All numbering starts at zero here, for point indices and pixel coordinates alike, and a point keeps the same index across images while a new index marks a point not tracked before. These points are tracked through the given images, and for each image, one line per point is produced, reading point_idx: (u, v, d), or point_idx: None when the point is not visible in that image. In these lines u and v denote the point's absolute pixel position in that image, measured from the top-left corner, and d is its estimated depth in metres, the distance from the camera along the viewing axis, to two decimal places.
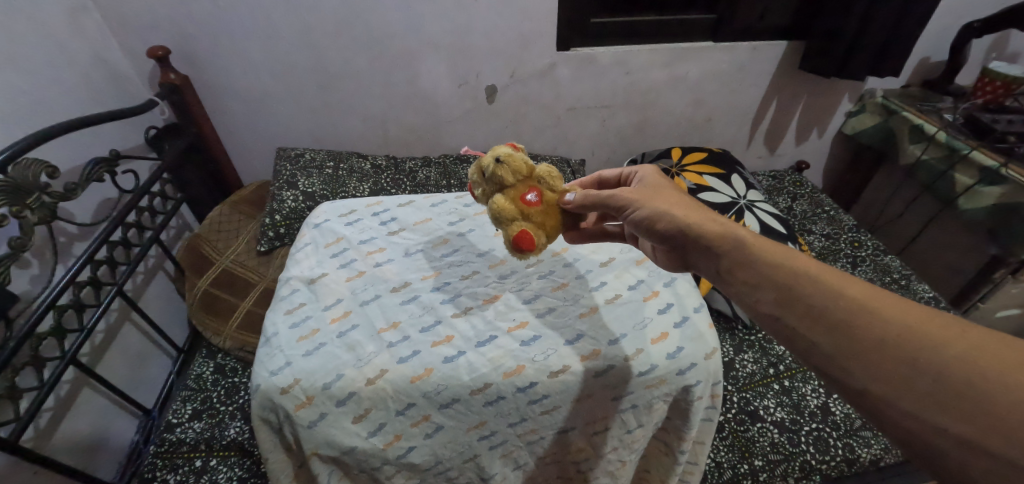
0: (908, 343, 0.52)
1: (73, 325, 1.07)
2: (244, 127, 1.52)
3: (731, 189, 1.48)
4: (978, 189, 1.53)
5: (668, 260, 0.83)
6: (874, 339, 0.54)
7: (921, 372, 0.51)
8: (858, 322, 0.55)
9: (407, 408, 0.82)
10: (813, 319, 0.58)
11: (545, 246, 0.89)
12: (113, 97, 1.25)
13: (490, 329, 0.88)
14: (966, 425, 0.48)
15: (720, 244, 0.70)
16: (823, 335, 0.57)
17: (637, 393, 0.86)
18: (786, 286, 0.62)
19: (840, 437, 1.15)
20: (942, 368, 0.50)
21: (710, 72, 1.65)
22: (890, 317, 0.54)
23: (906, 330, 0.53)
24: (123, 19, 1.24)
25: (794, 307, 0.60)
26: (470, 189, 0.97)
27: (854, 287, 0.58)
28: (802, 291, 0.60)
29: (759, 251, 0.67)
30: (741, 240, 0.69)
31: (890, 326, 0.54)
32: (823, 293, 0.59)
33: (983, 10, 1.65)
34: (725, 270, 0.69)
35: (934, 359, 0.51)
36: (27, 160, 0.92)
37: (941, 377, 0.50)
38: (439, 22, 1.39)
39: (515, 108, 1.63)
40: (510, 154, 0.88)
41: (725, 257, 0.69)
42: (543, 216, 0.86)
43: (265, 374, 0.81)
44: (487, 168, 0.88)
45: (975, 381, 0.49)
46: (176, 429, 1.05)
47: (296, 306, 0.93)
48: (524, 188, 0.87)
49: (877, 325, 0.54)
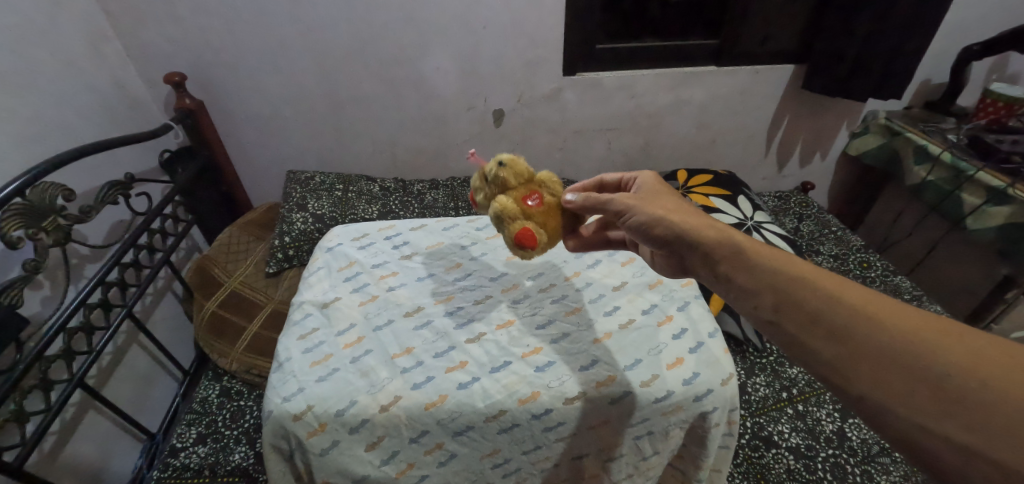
0: (907, 349, 0.51)
1: (81, 347, 1.06)
2: (255, 150, 1.53)
3: (738, 210, 1.49)
4: (987, 209, 1.51)
5: (668, 264, 0.82)
6: (872, 346, 0.53)
7: (917, 378, 0.50)
8: (855, 329, 0.54)
9: (421, 436, 0.80)
10: (811, 327, 0.57)
11: (547, 247, 0.89)
12: (129, 122, 1.27)
13: (505, 355, 0.88)
14: (965, 431, 0.47)
15: (720, 252, 0.69)
16: (822, 340, 0.56)
17: (654, 420, 0.85)
18: (786, 293, 0.61)
19: (858, 464, 1.12)
20: (939, 372, 0.49)
21: (714, 95, 1.67)
22: (889, 324, 0.53)
23: (904, 336, 0.52)
24: (142, 46, 1.28)
25: (796, 314, 0.59)
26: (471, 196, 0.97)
27: (853, 295, 0.57)
28: (801, 296, 0.60)
29: (756, 258, 0.66)
30: (739, 246, 0.68)
31: (887, 330, 0.53)
32: (823, 300, 0.58)
33: (981, 34, 1.68)
34: (724, 277, 0.68)
35: (929, 364, 0.50)
36: (45, 184, 0.93)
37: (937, 382, 0.49)
38: (449, 49, 1.42)
39: (522, 131, 1.65)
40: (512, 159, 0.90)
41: (723, 262, 0.68)
42: (545, 215, 0.87)
43: (278, 400, 0.81)
44: (490, 172, 0.89)
45: (973, 387, 0.48)
46: (180, 454, 1.04)
47: (310, 331, 0.92)
48: (525, 191, 0.88)
49: (874, 330, 0.53)
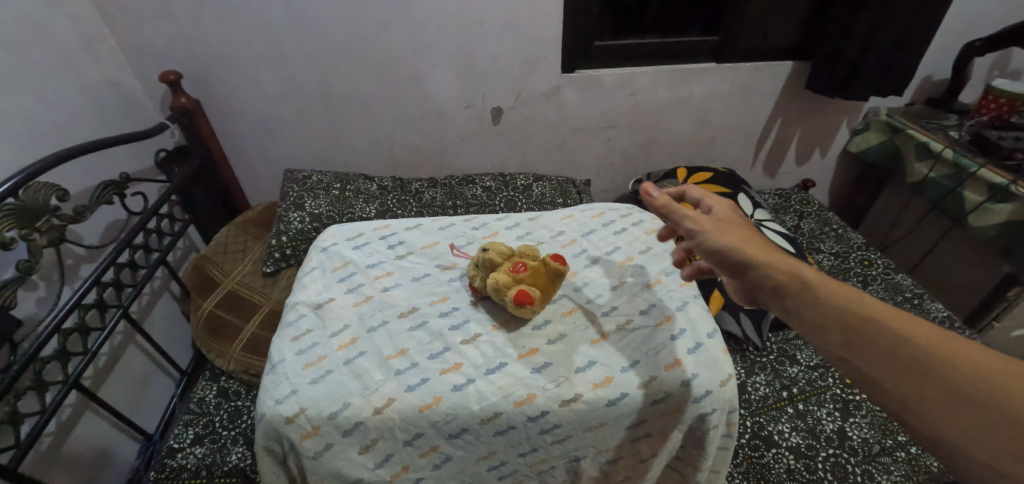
0: (978, 388, 0.52)
1: (77, 348, 1.06)
2: (251, 148, 1.52)
3: (738, 208, 1.48)
4: (989, 206, 1.50)
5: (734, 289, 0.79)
6: (944, 383, 0.53)
7: (987, 418, 0.50)
8: (932, 367, 0.54)
9: (415, 439, 0.80)
10: (880, 361, 0.57)
11: (545, 305, 0.94)
12: (125, 121, 1.26)
13: (500, 356, 0.87)
14: None
15: (787, 282, 0.67)
16: (895, 376, 0.56)
17: (653, 422, 0.84)
18: (854, 325, 0.60)
19: (859, 463, 1.11)
20: (1011, 412, 0.50)
21: (714, 92, 1.66)
22: (960, 362, 0.54)
23: (980, 377, 0.52)
24: (137, 45, 1.27)
25: (866, 349, 0.58)
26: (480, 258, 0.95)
27: (923, 331, 0.57)
28: (868, 330, 0.59)
29: (823, 290, 0.64)
30: (804, 278, 0.66)
31: (956, 371, 0.53)
32: (893, 336, 0.57)
33: (984, 29, 1.66)
34: (792, 309, 0.67)
35: (1000, 404, 0.50)
36: (39, 183, 0.92)
37: (1010, 423, 0.49)
38: (446, 45, 1.41)
39: (521, 128, 1.64)
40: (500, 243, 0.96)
41: (789, 295, 0.67)
42: (534, 277, 0.91)
43: (270, 402, 0.80)
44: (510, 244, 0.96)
45: None
46: (177, 454, 1.04)
47: (303, 333, 0.92)
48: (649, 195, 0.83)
49: (945, 369, 0.54)
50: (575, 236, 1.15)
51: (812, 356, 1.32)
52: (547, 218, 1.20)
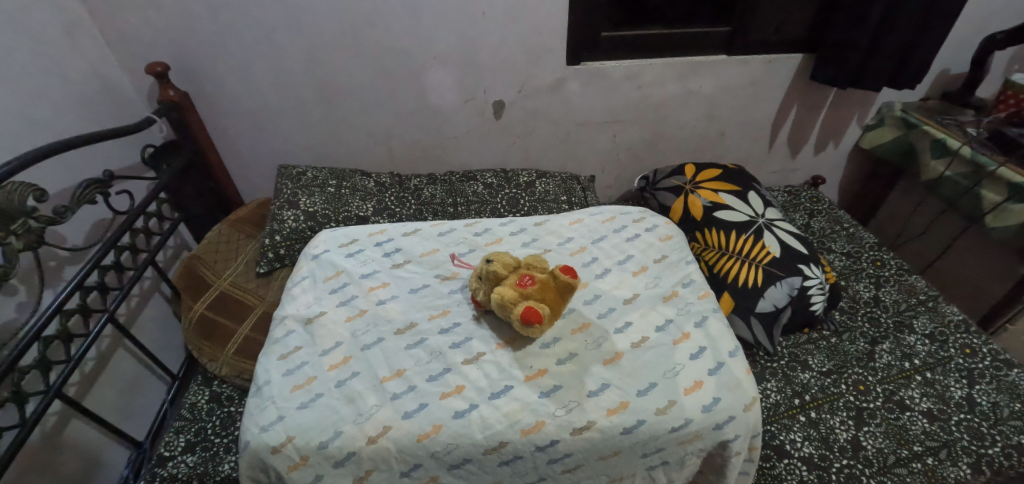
0: None
1: (61, 355, 1.01)
2: (244, 143, 1.47)
3: (749, 207, 1.43)
4: (1008, 207, 1.45)
5: None
6: None
7: None
8: None
9: (413, 469, 0.76)
10: None
11: (554, 321, 0.89)
12: (110, 115, 1.21)
13: (506, 378, 0.83)
14: None
15: None
16: None
17: (669, 450, 0.80)
18: None
19: (872, 475, 1.07)
20: None
21: (724, 85, 1.60)
22: None
23: None
24: (122, 35, 1.21)
25: None
26: (487, 270, 0.88)
27: None
28: None
29: None
30: None
31: None
32: None
33: (1006, 20, 1.60)
34: None
35: None
36: (13, 183, 0.87)
37: None
38: (447, 35, 1.35)
39: (524, 123, 1.58)
40: (502, 255, 0.91)
41: None
42: (542, 292, 0.86)
43: (255, 430, 0.77)
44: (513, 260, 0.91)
45: None
46: (168, 463, 1.00)
47: (292, 350, 0.88)
48: None
49: None
50: (584, 242, 1.10)
51: (825, 361, 1.28)
52: (554, 223, 1.15)
